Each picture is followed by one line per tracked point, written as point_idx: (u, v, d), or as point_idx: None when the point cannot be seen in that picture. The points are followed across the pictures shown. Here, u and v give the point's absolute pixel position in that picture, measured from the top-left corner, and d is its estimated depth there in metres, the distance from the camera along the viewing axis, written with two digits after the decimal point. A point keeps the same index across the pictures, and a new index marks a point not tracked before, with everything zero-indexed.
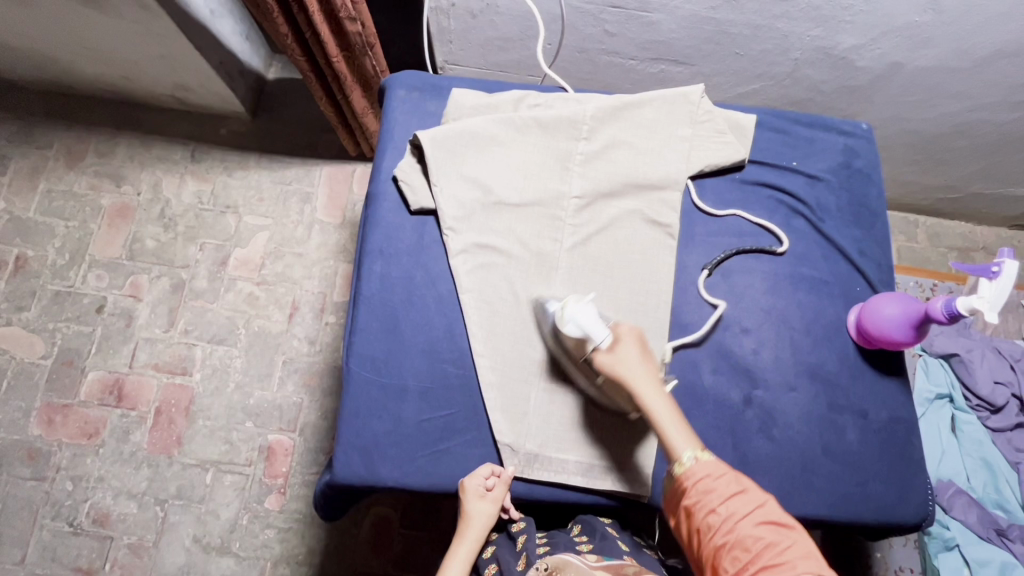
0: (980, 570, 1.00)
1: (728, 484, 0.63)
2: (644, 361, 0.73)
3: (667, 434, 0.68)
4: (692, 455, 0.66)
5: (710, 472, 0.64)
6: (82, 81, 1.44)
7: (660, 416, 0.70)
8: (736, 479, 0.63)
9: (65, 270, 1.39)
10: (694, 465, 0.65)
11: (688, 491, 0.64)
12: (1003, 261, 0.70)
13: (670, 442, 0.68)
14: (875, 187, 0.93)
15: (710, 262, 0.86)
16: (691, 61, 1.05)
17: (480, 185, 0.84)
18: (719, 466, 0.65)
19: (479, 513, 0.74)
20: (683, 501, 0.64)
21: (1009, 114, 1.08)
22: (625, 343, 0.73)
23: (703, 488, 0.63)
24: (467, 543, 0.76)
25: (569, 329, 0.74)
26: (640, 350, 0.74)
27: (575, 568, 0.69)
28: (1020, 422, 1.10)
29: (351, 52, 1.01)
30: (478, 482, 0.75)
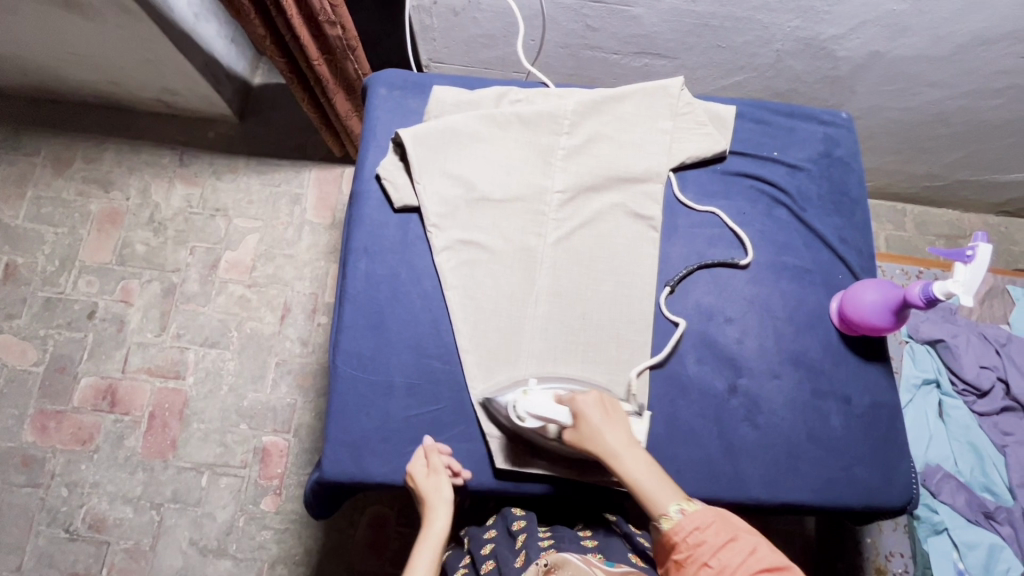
0: (968, 553, 1.01)
1: (717, 535, 0.60)
2: (612, 427, 0.71)
3: (648, 494, 0.66)
4: (678, 509, 0.63)
5: (697, 525, 0.61)
6: (67, 87, 1.44)
7: (639, 480, 0.67)
8: (726, 525, 0.60)
9: (55, 277, 1.39)
10: (682, 519, 0.62)
11: (677, 547, 0.61)
12: (977, 245, 0.71)
13: (651, 501, 0.65)
14: (856, 175, 0.94)
15: (670, 282, 0.85)
16: (674, 54, 1.06)
17: (463, 181, 0.84)
18: (707, 514, 0.62)
19: (435, 491, 0.74)
20: (673, 557, 0.62)
21: (990, 100, 1.09)
22: (586, 416, 0.71)
23: (693, 542, 0.60)
24: (437, 524, 0.75)
25: (531, 421, 0.73)
26: (606, 416, 0.71)
27: (573, 567, 0.64)
28: (1007, 405, 1.11)
29: (333, 55, 1.02)
30: (423, 462, 0.76)
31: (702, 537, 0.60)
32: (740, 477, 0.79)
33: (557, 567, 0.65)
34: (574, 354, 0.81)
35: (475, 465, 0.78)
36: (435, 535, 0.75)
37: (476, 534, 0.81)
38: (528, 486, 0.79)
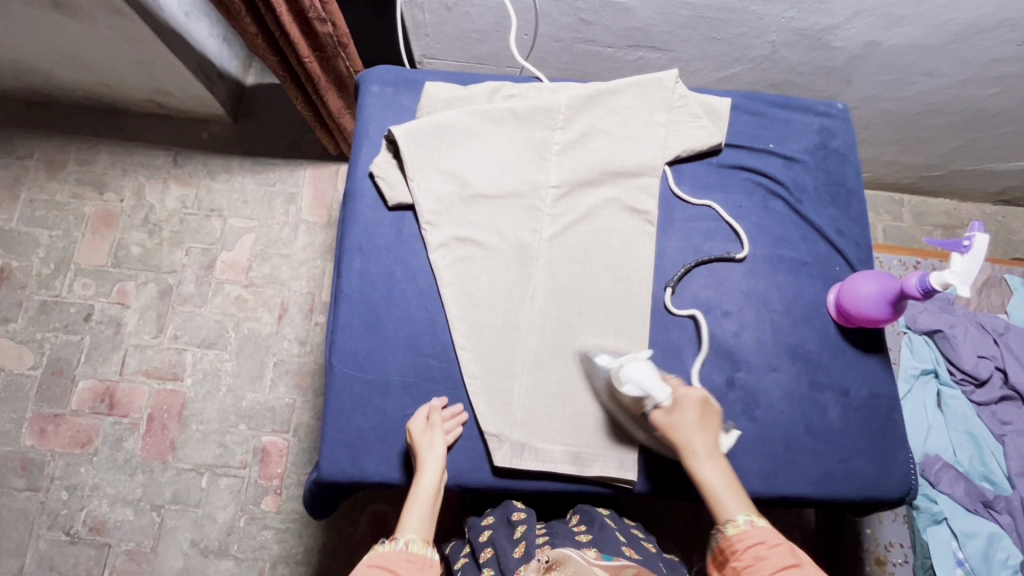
0: (967, 542, 1.01)
1: (781, 554, 0.64)
2: (702, 427, 0.73)
3: (716, 498, 0.69)
4: (747, 519, 0.67)
5: (764, 540, 0.65)
6: (59, 89, 1.43)
7: (711, 483, 0.70)
8: (790, 550, 0.65)
9: (50, 280, 1.38)
10: (750, 528, 0.66)
11: (738, 553, 0.65)
12: (973, 236, 0.70)
13: (719, 506, 0.69)
14: (852, 167, 0.94)
15: (671, 283, 0.84)
16: (669, 47, 1.05)
17: (457, 178, 0.84)
18: (774, 534, 0.66)
19: (432, 441, 0.74)
20: (730, 563, 0.66)
21: (987, 89, 1.08)
22: (685, 409, 0.73)
23: (756, 554, 0.65)
24: (427, 476, 0.73)
25: (627, 388, 0.74)
26: (702, 418, 0.73)
27: (574, 564, 0.65)
28: (1005, 395, 1.11)
29: (324, 53, 1.01)
30: (424, 418, 0.77)
31: (768, 551, 0.64)
32: (739, 471, 0.79)
33: (559, 564, 0.65)
34: (570, 348, 0.81)
35: (473, 462, 0.78)
36: (427, 490, 0.72)
37: (475, 523, 0.81)
38: (529, 484, 0.79)
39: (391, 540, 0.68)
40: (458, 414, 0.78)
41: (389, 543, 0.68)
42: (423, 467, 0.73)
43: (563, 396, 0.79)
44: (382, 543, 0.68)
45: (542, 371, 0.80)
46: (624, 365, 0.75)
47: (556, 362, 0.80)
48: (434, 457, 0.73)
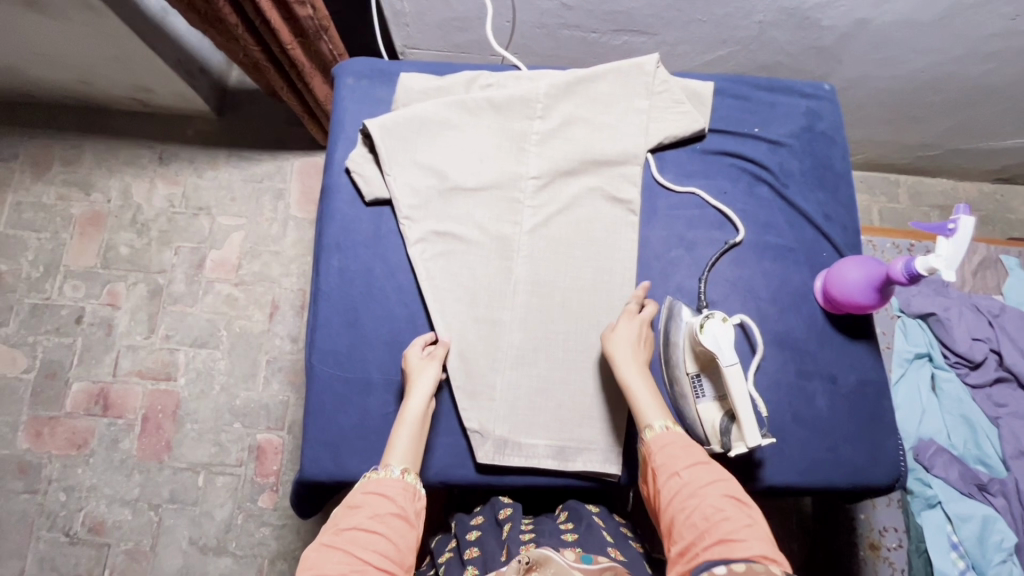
0: (962, 526, 1.00)
1: (694, 452, 0.67)
2: (638, 342, 0.76)
3: (638, 406, 0.71)
4: (663, 425, 0.69)
5: (677, 442, 0.67)
6: (40, 88, 1.41)
7: (635, 391, 0.72)
8: (700, 452, 0.67)
9: (40, 283, 1.38)
10: (664, 432, 0.68)
11: (653, 455, 0.67)
12: (959, 218, 0.68)
13: (639, 413, 0.71)
14: (839, 149, 0.92)
15: (702, 302, 0.81)
16: (654, 31, 1.02)
17: (434, 171, 0.82)
18: (687, 439, 0.68)
19: (422, 365, 0.75)
20: (649, 465, 0.68)
21: (981, 66, 1.05)
22: (624, 324, 0.77)
23: (668, 454, 0.67)
24: (415, 398, 0.72)
25: (705, 341, 0.73)
26: (639, 336, 0.76)
27: (555, 565, 0.63)
28: (999, 376, 1.10)
29: (305, 38, 0.98)
30: (422, 348, 0.77)
31: (676, 452, 0.66)
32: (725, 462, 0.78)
33: (539, 565, 0.64)
34: (552, 339, 0.80)
35: (456, 459, 0.78)
36: (412, 414, 0.72)
37: (462, 520, 0.80)
38: (518, 479, 0.78)
39: (385, 467, 0.67)
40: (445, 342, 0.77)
41: (384, 470, 0.66)
42: (410, 392, 0.73)
43: (546, 390, 0.79)
44: (375, 471, 0.67)
45: (522, 365, 0.79)
46: (713, 318, 0.74)
47: (538, 355, 0.80)
48: (423, 379, 0.74)
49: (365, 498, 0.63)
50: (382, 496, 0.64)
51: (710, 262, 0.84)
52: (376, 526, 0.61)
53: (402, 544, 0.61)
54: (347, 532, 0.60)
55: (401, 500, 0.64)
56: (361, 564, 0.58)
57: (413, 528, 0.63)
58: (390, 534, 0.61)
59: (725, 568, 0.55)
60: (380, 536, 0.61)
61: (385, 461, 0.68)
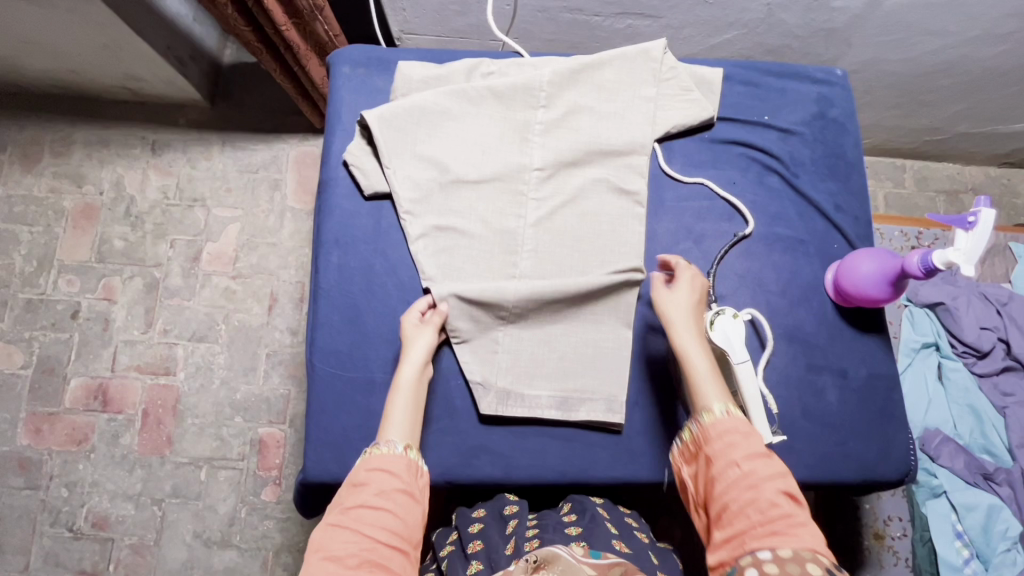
0: (967, 515, 1.00)
1: (753, 443, 0.62)
2: (696, 310, 0.73)
3: (697, 385, 0.67)
4: (723, 409, 0.65)
5: (738, 429, 0.63)
6: (27, 77, 1.37)
7: (693, 364, 0.69)
8: (760, 441, 0.63)
9: (34, 278, 1.35)
10: (723, 417, 0.64)
11: (711, 439, 0.63)
12: (980, 210, 0.68)
13: (698, 393, 0.67)
14: (851, 137, 0.90)
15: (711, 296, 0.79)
16: (659, 13, 0.99)
17: (435, 163, 0.80)
18: (747, 425, 0.64)
19: (417, 332, 0.74)
20: (704, 450, 0.64)
21: (994, 47, 1.02)
22: (683, 289, 0.74)
23: (728, 442, 0.62)
24: (409, 366, 0.72)
25: (716, 338, 0.73)
26: (696, 302, 0.73)
27: (564, 562, 0.62)
28: (1007, 366, 1.08)
29: (300, 18, 0.95)
30: (417, 314, 0.76)
31: (736, 438, 0.62)
32: None
33: (547, 563, 0.62)
34: (560, 337, 0.79)
35: (462, 458, 0.77)
36: (408, 379, 0.71)
37: (463, 512, 0.80)
38: (526, 474, 0.77)
39: (387, 442, 0.65)
40: (443, 311, 0.75)
41: (388, 446, 0.65)
42: (404, 359, 0.73)
43: (553, 388, 0.78)
44: (376, 446, 0.65)
45: (528, 363, 0.78)
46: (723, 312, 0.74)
47: (545, 350, 0.78)
48: (417, 346, 0.73)
49: (369, 475, 0.62)
50: (387, 472, 0.62)
51: (719, 256, 0.82)
52: (382, 502, 0.60)
53: (409, 520, 0.61)
54: (353, 511, 0.59)
55: (405, 476, 0.63)
56: (371, 543, 0.58)
57: (418, 503, 0.62)
58: (397, 510, 0.60)
59: (770, 554, 0.55)
60: (387, 512, 0.60)
61: (383, 436, 0.67)
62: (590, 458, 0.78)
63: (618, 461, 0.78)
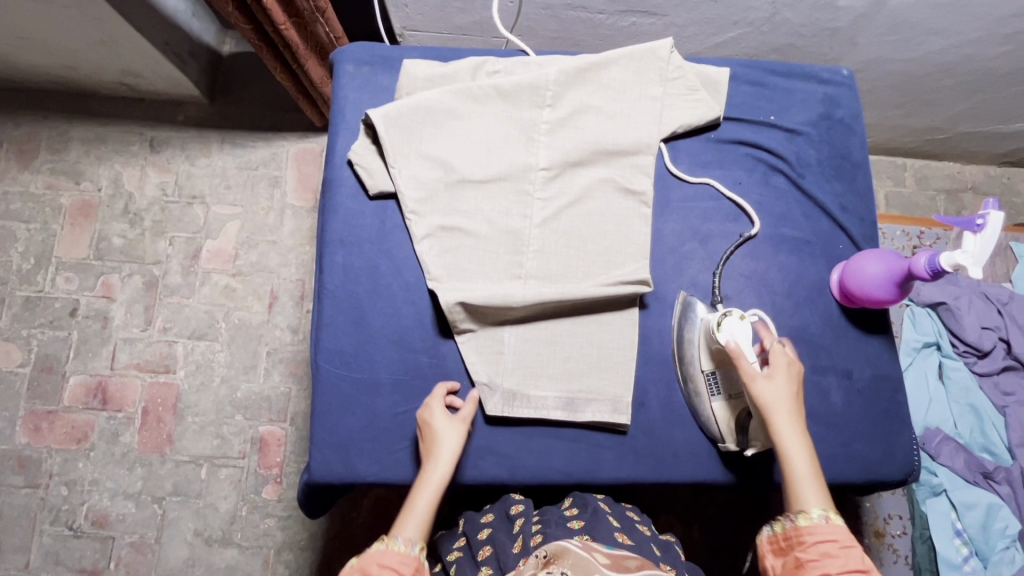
0: (967, 513, 1.00)
1: (852, 558, 0.64)
2: (793, 400, 0.73)
3: (798, 484, 0.69)
4: (822, 514, 0.67)
5: (836, 539, 0.65)
6: (23, 73, 1.35)
7: (792, 455, 0.70)
8: (860, 554, 0.65)
9: (32, 275, 1.34)
10: (823, 523, 0.66)
11: (806, 544, 0.66)
12: (988, 214, 0.68)
13: (799, 492, 0.69)
14: (856, 137, 0.89)
15: (717, 297, 0.80)
16: (663, 11, 0.98)
17: (441, 163, 0.80)
18: (848, 535, 0.66)
19: (447, 427, 0.74)
20: (796, 551, 0.67)
21: (999, 47, 1.02)
22: (781, 380, 0.73)
23: (825, 551, 0.65)
24: (440, 466, 0.72)
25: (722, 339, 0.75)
26: (791, 392, 0.73)
27: (574, 556, 0.62)
28: (1007, 365, 1.09)
29: (301, 18, 0.94)
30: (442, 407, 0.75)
31: (837, 550, 0.64)
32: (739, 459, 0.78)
33: (557, 557, 0.62)
34: (566, 338, 0.79)
35: (468, 458, 0.77)
36: (438, 478, 0.71)
37: (472, 517, 0.79)
38: (531, 474, 0.77)
39: (404, 542, 0.67)
40: (475, 396, 0.76)
41: (405, 545, 0.67)
42: (434, 456, 0.72)
43: (560, 388, 0.78)
44: (387, 540, 0.68)
45: (534, 363, 0.78)
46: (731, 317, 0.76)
47: (550, 351, 0.78)
48: (447, 441, 0.73)
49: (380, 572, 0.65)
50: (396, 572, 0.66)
51: (725, 256, 0.82)
52: None
53: None
54: None
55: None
56: None
57: None
58: None
59: None
60: None
61: (400, 530, 0.68)
62: (595, 459, 0.78)
63: (623, 461, 0.78)
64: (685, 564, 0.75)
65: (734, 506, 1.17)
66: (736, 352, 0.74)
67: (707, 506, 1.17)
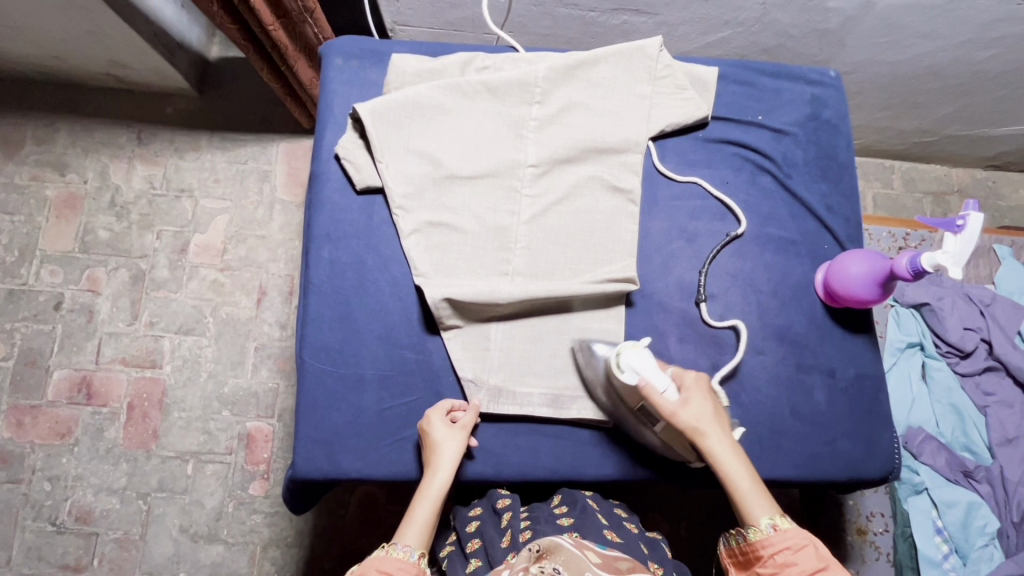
0: (947, 511, 1.02)
1: (808, 559, 0.63)
2: (715, 414, 0.71)
3: (742, 499, 0.68)
4: (770, 523, 0.66)
5: (790, 545, 0.64)
6: (8, 63, 1.33)
7: (729, 474, 0.69)
8: (819, 553, 0.64)
9: (15, 268, 1.32)
10: (773, 535, 0.65)
11: (764, 559, 0.65)
12: (968, 215, 0.69)
13: (744, 507, 0.67)
14: (843, 138, 0.90)
15: (702, 295, 0.81)
16: (654, 10, 0.98)
17: (429, 158, 0.79)
18: (800, 537, 0.65)
19: (447, 437, 0.73)
20: (756, 565, 0.66)
21: (984, 51, 1.04)
22: (695, 400, 0.71)
23: (783, 560, 0.64)
24: (441, 474, 0.72)
25: (626, 377, 0.72)
26: (710, 406, 0.71)
27: (566, 553, 0.62)
28: (989, 365, 1.11)
29: (289, 18, 0.93)
30: (444, 414, 0.75)
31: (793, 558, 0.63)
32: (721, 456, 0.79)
33: (549, 553, 0.62)
34: (553, 335, 0.79)
35: None
36: (438, 486, 0.71)
37: (460, 511, 0.79)
38: (516, 471, 0.77)
39: (404, 547, 0.67)
40: (475, 404, 0.75)
41: (404, 551, 0.67)
42: (435, 464, 0.72)
43: (547, 384, 0.78)
44: (390, 546, 0.67)
45: (520, 360, 0.78)
46: (625, 354, 0.72)
47: (537, 348, 0.79)
48: (447, 451, 0.72)
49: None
50: None
51: (711, 256, 0.83)
52: None
53: None
54: None
55: None
56: None
57: None
58: None
59: None
60: None
61: (400, 537, 0.68)
62: (581, 457, 0.78)
63: (607, 458, 0.79)
64: (670, 559, 0.76)
65: (719, 503, 1.18)
66: (646, 388, 0.71)
67: (693, 504, 1.18)
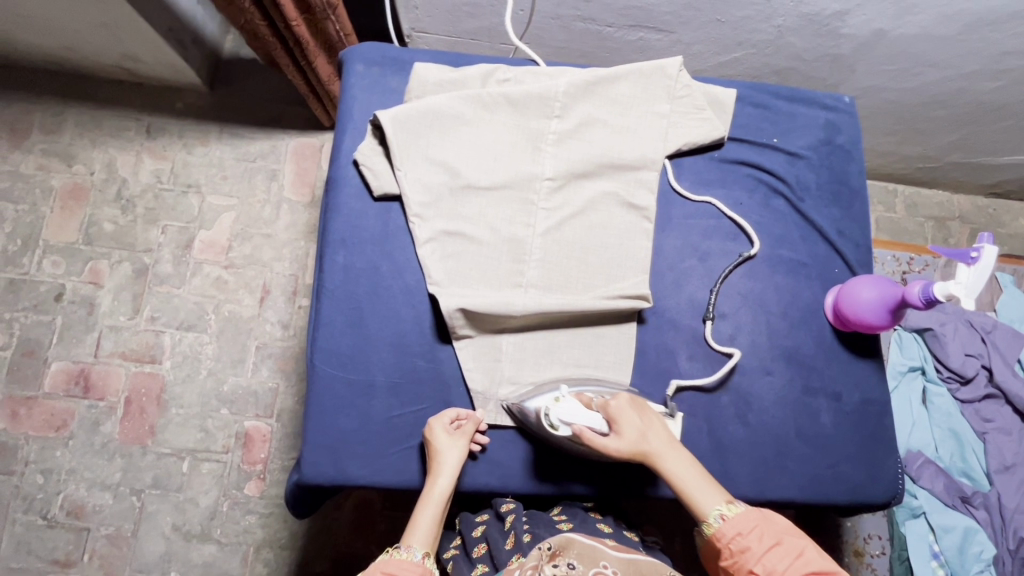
0: (944, 536, 1.02)
1: (766, 535, 0.63)
2: (649, 427, 0.72)
3: (691, 497, 0.68)
4: (719, 514, 0.66)
5: (740, 529, 0.64)
6: (19, 51, 1.32)
7: (677, 478, 0.70)
8: (769, 529, 0.64)
9: (17, 257, 1.31)
10: (723, 525, 0.65)
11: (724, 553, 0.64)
12: (982, 246, 0.70)
13: (694, 504, 0.68)
14: (856, 164, 0.91)
15: (710, 313, 0.82)
16: (670, 28, 0.99)
17: (447, 168, 0.80)
18: (750, 518, 0.65)
19: (450, 444, 0.72)
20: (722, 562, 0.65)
21: (992, 82, 1.05)
22: (626, 423, 0.71)
23: (738, 548, 0.63)
24: (443, 478, 0.72)
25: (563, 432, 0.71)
26: (643, 420, 0.72)
27: (579, 545, 0.62)
28: (989, 393, 1.12)
29: (311, 15, 0.93)
30: (449, 422, 0.74)
31: (746, 542, 0.63)
32: (727, 474, 0.79)
33: (562, 549, 0.62)
34: (564, 348, 0.80)
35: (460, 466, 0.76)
36: (441, 492, 0.72)
37: (467, 516, 0.79)
38: (522, 483, 0.77)
39: (408, 548, 0.67)
40: (478, 417, 0.76)
41: (408, 552, 0.67)
42: (438, 470, 0.72)
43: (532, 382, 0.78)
44: (397, 550, 0.67)
45: (530, 372, 0.78)
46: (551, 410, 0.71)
47: (547, 361, 0.79)
48: (449, 460, 0.71)
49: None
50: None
51: (722, 275, 0.84)
52: None
53: None
54: None
55: None
56: None
57: None
58: None
59: None
60: None
61: (405, 539, 0.68)
62: (587, 471, 0.79)
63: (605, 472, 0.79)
64: None
65: None
66: (583, 435, 0.70)
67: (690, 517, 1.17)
